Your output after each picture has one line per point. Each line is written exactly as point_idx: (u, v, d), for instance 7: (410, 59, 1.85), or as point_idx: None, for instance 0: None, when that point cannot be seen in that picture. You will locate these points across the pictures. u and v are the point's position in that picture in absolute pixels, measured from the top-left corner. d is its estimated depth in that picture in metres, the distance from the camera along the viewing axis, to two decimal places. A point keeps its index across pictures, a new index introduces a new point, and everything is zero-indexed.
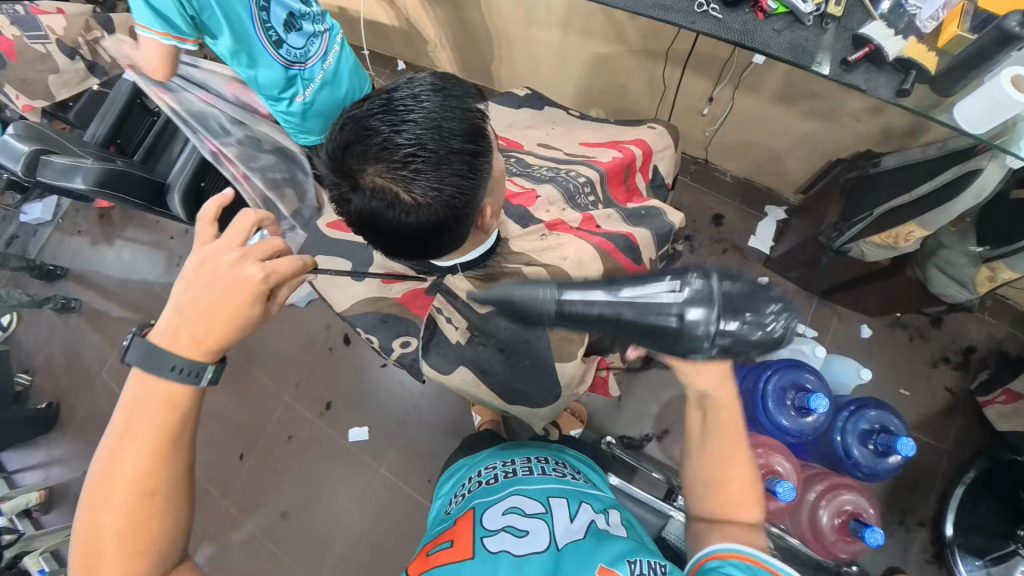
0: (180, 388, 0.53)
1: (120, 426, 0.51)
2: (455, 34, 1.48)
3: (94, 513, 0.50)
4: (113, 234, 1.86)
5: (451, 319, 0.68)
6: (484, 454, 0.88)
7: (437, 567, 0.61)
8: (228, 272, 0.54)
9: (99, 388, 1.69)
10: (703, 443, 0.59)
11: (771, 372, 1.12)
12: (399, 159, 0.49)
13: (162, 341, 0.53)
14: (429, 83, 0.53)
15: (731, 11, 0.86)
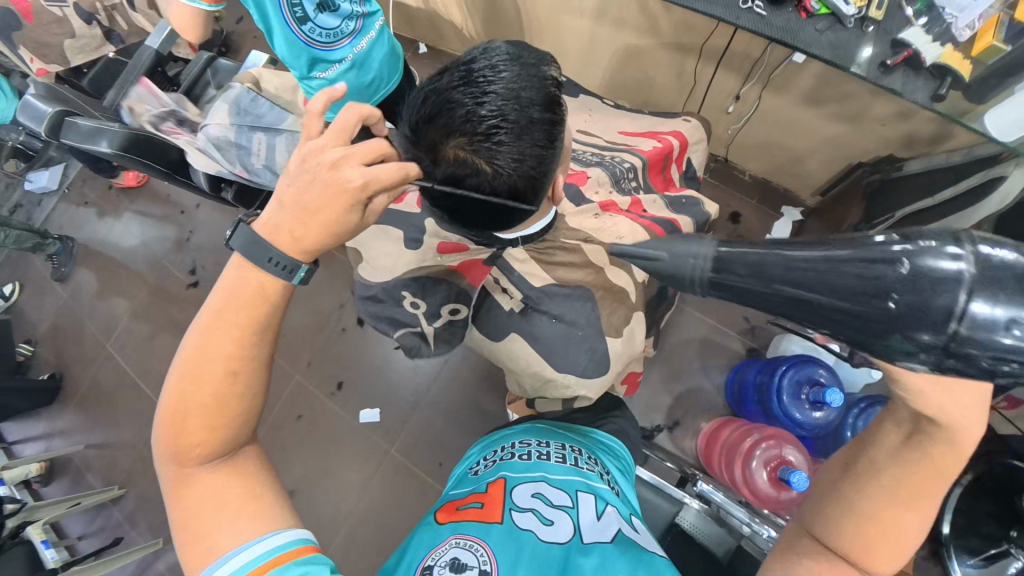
0: (274, 282, 0.51)
1: (216, 308, 0.50)
2: (485, 19, 1.48)
3: (179, 382, 0.49)
4: (120, 206, 1.83)
5: (507, 289, 0.70)
6: (519, 428, 0.87)
7: (463, 521, 0.64)
8: (326, 172, 0.47)
9: (103, 360, 1.66)
10: (874, 470, 0.47)
11: (786, 368, 1.13)
12: (481, 131, 0.49)
13: (267, 233, 0.50)
14: (504, 51, 0.52)
15: (774, 9, 0.87)
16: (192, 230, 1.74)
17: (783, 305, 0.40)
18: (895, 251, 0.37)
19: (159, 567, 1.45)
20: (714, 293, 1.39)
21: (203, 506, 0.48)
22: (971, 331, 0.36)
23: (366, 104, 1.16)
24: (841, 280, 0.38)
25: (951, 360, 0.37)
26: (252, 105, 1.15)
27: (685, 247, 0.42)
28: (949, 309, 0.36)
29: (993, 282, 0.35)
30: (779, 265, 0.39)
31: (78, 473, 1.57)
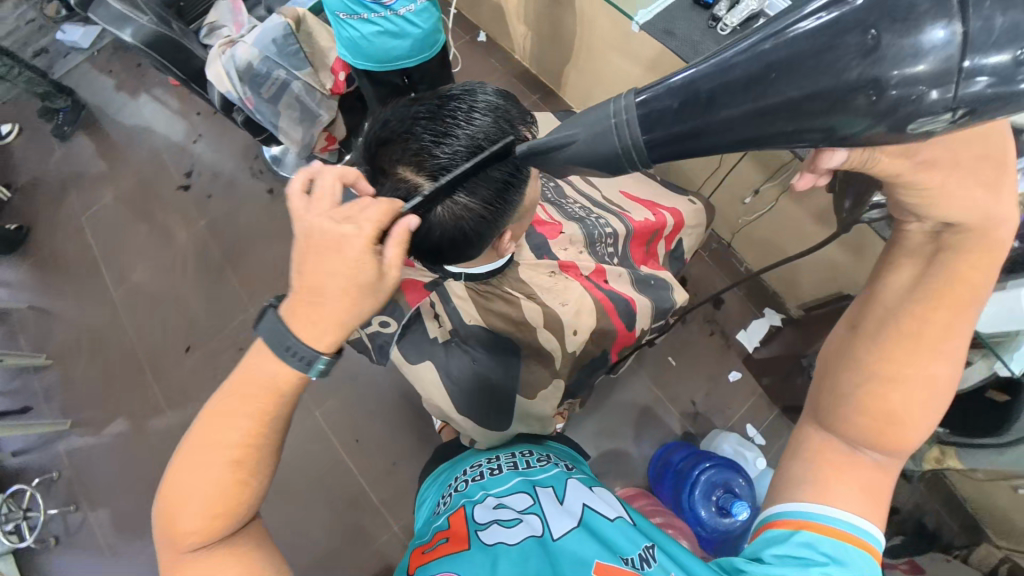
0: (286, 377, 0.47)
1: (229, 393, 0.47)
2: (547, 28, 1.45)
3: (184, 474, 0.46)
4: (140, 86, 1.80)
5: (438, 316, 0.70)
6: (473, 453, 0.91)
7: (433, 561, 0.61)
8: (325, 242, 0.45)
9: (73, 229, 1.65)
10: (893, 311, 0.45)
11: (710, 465, 1.15)
12: (430, 169, 0.53)
13: (288, 321, 0.46)
14: (487, 100, 0.56)
15: None
16: (201, 134, 1.72)
17: (754, 124, 0.37)
18: (844, 4, 0.34)
19: (58, 447, 1.44)
20: (671, 367, 1.39)
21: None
22: (970, 68, 0.32)
23: (382, 66, 1.15)
24: (794, 63, 0.34)
25: (966, 91, 0.32)
26: (284, 42, 1.16)
27: (591, 116, 0.43)
28: (933, 49, 0.32)
29: (968, 9, 0.32)
30: (723, 93, 0.37)
31: (12, 329, 1.56)
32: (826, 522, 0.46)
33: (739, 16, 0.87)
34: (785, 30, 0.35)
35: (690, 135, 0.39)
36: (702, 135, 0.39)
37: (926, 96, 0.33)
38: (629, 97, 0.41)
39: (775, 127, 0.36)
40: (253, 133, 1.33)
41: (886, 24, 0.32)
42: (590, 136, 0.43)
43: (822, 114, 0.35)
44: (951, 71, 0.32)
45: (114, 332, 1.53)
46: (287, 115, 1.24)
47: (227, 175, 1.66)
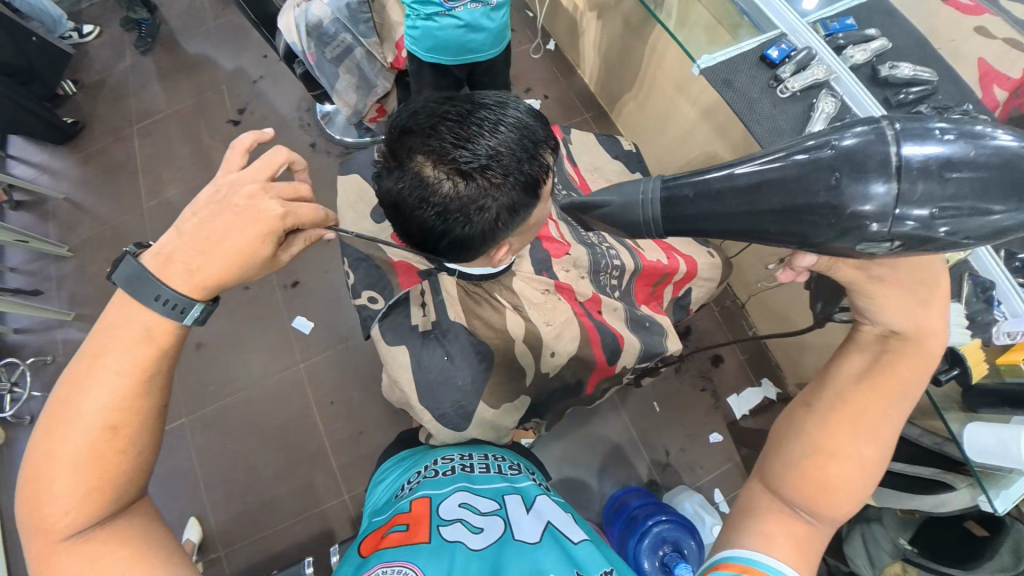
0: (161, 325, 0.46)
1: (88, 352, 0.44)
2: (615, 53, 1.46)
3: (42, 455, 0.42)
4: (217, 18, 1.87)
5: (425, 306, 0.69)
6: (448, 448, 0.91)
7: (387, 547, 0.61)
8: (242, 204, 0.48)
9: (123, 136, 1.72)
10: (839, 397, 0.48)
11: (666, 518, 1.13)
12: (451, 169, 0.53)
13: (157, 267, 0.46)
14: (516, 116, 0.56)
15: None
16: (262, 75, 1.77)
17: (745, 220, 0.46)
18: (827, 147, 0.43)
19: (56, 335, 1.50)
20: (654, 412, 1.37)
21: (74, 575, 0.41)
22: (905, 213, 0.41)
23: (457, 60, 1.17)
24: (778, 180, 0.44)
25: (904, 229, 0.41)
26: (359, 8, 1.18)
27: (631, 189, 0.52)
28: (880, 190, 0.41)
29: (913, 166, 0.41)
30: (719, 192, 0.47)
31: (44, 215, 1.63)
32: (765, 569, 0.44)
33: (801, 83, 0.87)
34: (780, 155, 0.45)
35: (692, 219, 0.49)
36: (697, 220, 0.49)
37: (878, 224, 0.41)
38: (657, 181, 0.51)
39: (764, 224, 0.45)
40: (308, 87, 1.36)
41: (861, 169, 0.42)
42: (626, 202, 0.53)
43: (804, 222, 0.44)
44: (892, 210, 0.41)
45: (134, 240, 1.59)
46: (346, 78, 1.29)
47: (274, 120, 1.71)
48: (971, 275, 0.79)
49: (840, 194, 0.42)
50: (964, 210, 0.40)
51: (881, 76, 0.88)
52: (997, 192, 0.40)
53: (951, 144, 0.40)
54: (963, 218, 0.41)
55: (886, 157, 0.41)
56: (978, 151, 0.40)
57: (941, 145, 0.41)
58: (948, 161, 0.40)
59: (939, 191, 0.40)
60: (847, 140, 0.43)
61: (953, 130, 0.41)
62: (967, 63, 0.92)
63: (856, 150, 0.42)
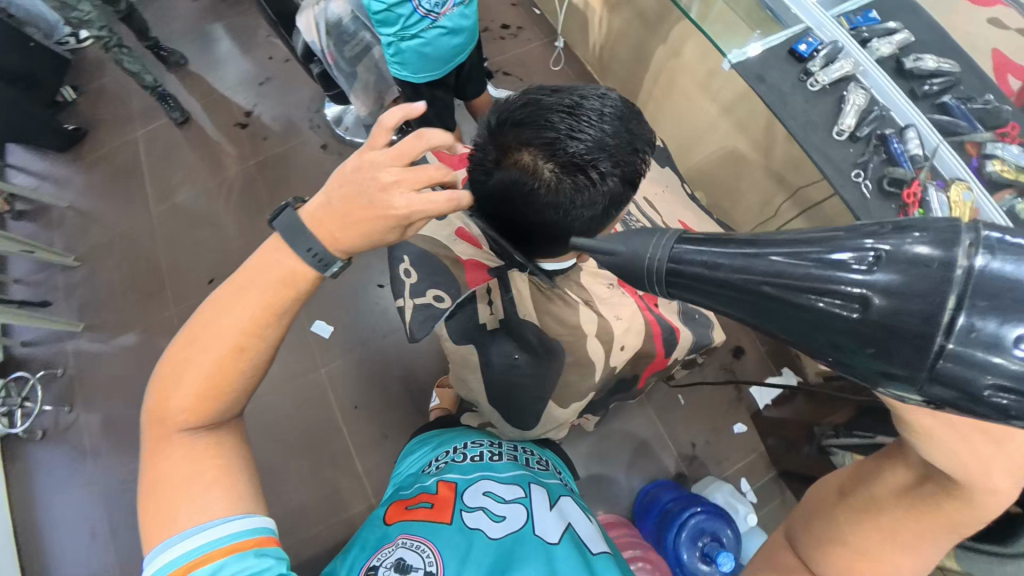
0: (305, 270, 0.50)
1: (241, 272, 0.50)
2: (630, 50, 1.47)
3: (185, 350, 0.49)
4: (219, 20, 1.83)
5: (492, 302, 0.68)
6: (470, 431, 0.91)
7: (412, 521, 0.65)
8: (376, 191, 0.49)
9: (128, 142, 1.68)
10: (878, 504, 0.41)
11: (700, 510, 1.13)
12: (562, 164, 0.51)
13: (310, 223, 0.51)
14: (616, 104, 0.54)
15: (879, 197, 0.86)
16: (269, 78, 1.74)
17: (761, 311, 0.33)
18: (884, 250, 0.31)
19: (66, 347, 1.46)
20: (678, 404, 1.38)
21: (171, 468, 0.47)
22: (954, 358, 0.29)
23: (445, 68, 1.16)
24: (807, 274, 0.32)
25: (968, 370, 0.29)
26: None
27: (639, 237, 0.37)
28: (933, 319, 0.29)
29: (993, 297, 0.28)
30: (733, 273, 0.33)
31: (48, 224, 1.58)
32: None
33: (831, 76, 0.89)
34: (821, 247, 0.32)
35: (694, 292, 0.35)
36: (703, 295, 0.35)
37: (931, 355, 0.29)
38: (673, 235, 0.36)
39: (768, 321, 0.34)
40: (325, 88, 1.36)
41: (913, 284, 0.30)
42: (634, 251, 0.36)
43: (837, 334, 0.32)
44: (958, 345, 0.29)
45: (144, 248, 1.56)
46: (365, 77, 1.27)
47: (285, 121, 1.69)
48: None
49: (890, 315, 0.30)
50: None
51: (906, 68, 0.90)
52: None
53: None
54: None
55: (955, 273, 0.29)
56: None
57: None
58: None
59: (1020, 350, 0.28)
60: (898, 247, 0.31)
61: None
62: (980, 54, 0.94)
63: (912, 265, 0.30)
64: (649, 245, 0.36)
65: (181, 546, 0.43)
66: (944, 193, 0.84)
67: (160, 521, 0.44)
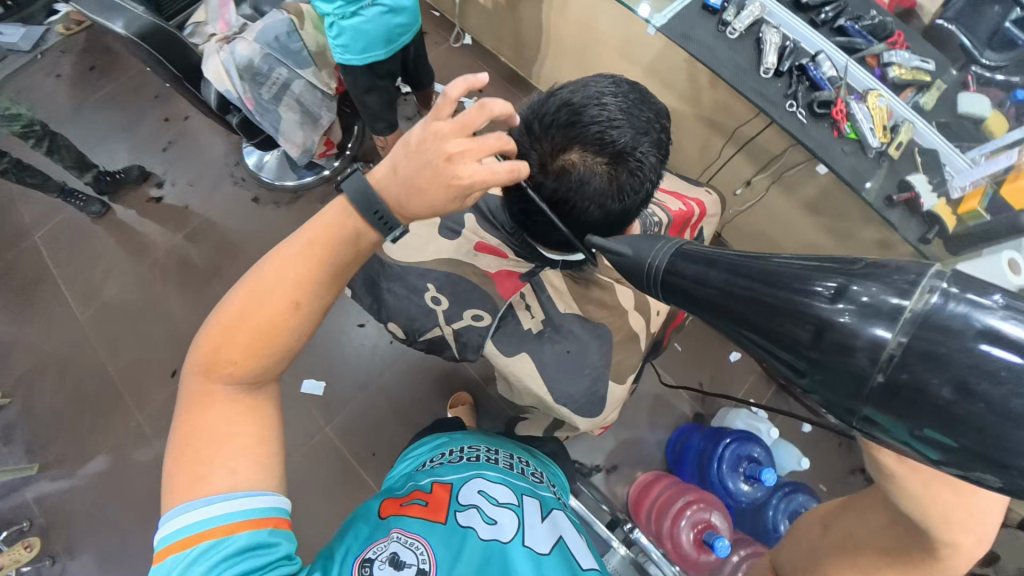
0: (355, 230, 0.53)
1: (299, 237, 0.52)
2: (542, 32, 1.50)
3: (239, 305, 0.51)
4: (88, 92, 1.63)
5: (529, 307, 0.71)
6: (472, 436, 0.98)
7: (406, 516, 0.70)
8: (440, 164, 0.49)
9: (26, 251, 1.48)
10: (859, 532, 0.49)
11: (730, 440, 1.21)
12: (610, 157, 0.51)
13: (379, 186, 0.52)
14: (636, 90, 0.54)
15: (814, 119, 0.95)
16: (171, 142, 1.59)
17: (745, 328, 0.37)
18: (847, 288, 0.34)
19: (25, 496, 1.28)
20: (677, 352, 1.46)
21: (216, 421, 0.49)
22: (904, 375, 0.31)
23: (388, 50, 1.13)
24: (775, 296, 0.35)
25: (905, 396, 0.32)
26: (288, 38, 1.13)
27: (647, 243, 0.42)
28: (875, 352, 0.32)
29: (934, 343, 0.31)
30: (723, 285, 0.37)
31: None
32: None
33: (745, 22, 0.97)
34: (809, 277, 0.35)
35: (688, 293, 0.39)
36: (696, 300, 0.39)
37: (879, 375, 0.32)
38: (673, 245, 0.41)
39: (739, 330, 0.37)
40: (247, 137, 1.27)
41: (873, 315, 0.32)
42: (639, 251, 0.42)
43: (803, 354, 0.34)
44: (902, 366, 0.31)
45: (83, 360, 1.38)
46: (289, 116, 1.20)
47: (204, 183, 1.55)
48: (920, 151, 0.96)
49: (850, 342, 0.32)
50: (970, 434, 0.30)
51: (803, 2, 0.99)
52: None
53: (1021, 339, 0.30)
54: (965, 437, 0.31)
55: (904, 316, 0.32)
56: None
57: (1002, 323, 0.30)
58: (990, 361, 0.30)
59: (951, 393, 0.30)
60: (872, 291, 0.33)
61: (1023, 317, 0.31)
62: None
63: (881, 305, 0.32)
64: (656, 250, 0.41)
65: (209, 509, 0.45)
66: (863, 104, 0.95)
67: (197, 475, 0.46)
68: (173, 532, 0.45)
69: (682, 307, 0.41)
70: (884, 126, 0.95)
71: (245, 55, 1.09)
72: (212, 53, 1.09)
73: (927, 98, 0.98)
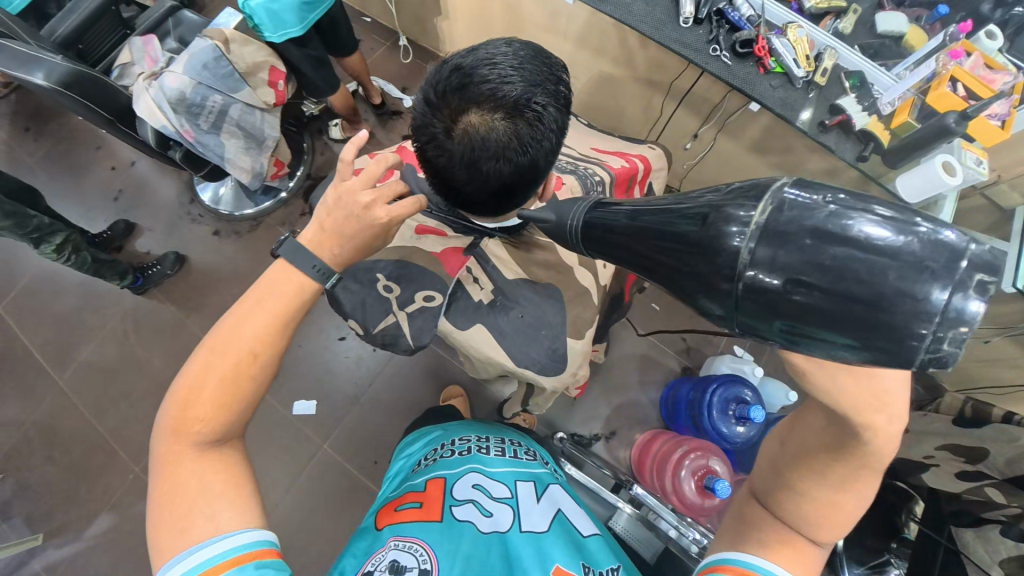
0: (300, 282, 0.58)
1: (257, 294, 0.57)
2: (471, 21, 1.50)
3: (201, 365, 0.53)
4: (30, 154, 1.61)
5: (478, 280, 0.74)
6: (462, 426, 0.99)
7: (403, 522, 0.71)
8: (361, 213, 0.60)
9: None
10: None
11: (715, 385, 1.23)
12: (507, 111, 0.51)
13: (311, 245, 0.60)
14: (527, 47, 0.55)
15: (738, 61, 0.97)
16: (121, 190, 1.57)
17: (638, 262, 0.36)
18: (712, 207, 0.32)
19: (34, 566, 1.27)
20: (656, 312, 1.48)
21: (190, 479, 0.48)
22: (769, 276, 0.28)
23: (302, 26, 1.16)
24: (653, 228, 0.35)
25: (779, 300, 0.28)
26: (216, 64, 1.11)
27: (569, 205, 0.46)
28: (731, 258, 0.29)
29: (779, 245, 0.28)
30: (624, 232, 0.38)
31: None
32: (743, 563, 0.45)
33: None
34: (679, 204, 0.34)
35: (598, 243, 0.41)
36: (605, 249, 0.40)
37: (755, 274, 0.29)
38: (588, 206, 0.44)
39: (637, 265, 0.37)
40: (193, 170, 1.27)
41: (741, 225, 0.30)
42: (560, 216, 0.46)
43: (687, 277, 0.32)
44: (770, 267, 0.28)
45: (70, 423, 1.37)
46: (233, 142, 1.22)
47: (162, 226, 1.54)
48: (848, 75, 0.98)
49: (712, 256, 0.30)
50: (843, 329, 0.27)
51: None
52: (885, 312, 0.26)
53: (869, 234, 0.27)
54: (838, 329, 0.27)
55: (751, 223, 0.29)
56: (889, 234, 0.27)
57: (867, 223, 0.27)
58: (829, 254, 0.27)
59: (795, 287, 0.28)
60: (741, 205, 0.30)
61: (862, 210, 0.28)
62: None
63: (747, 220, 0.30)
64: (572, 211, 0.45)
65: (203, 551, 0.45)
66: (784, 38, 0.97)
67: (182, 525, 0.46)
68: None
69: (605, 260, 0.41)
70: (808, 55, 0.96)
71: (174, 88, 1.08)
72: (145, 90, 1.09)
73: (846, 22, 1.00)
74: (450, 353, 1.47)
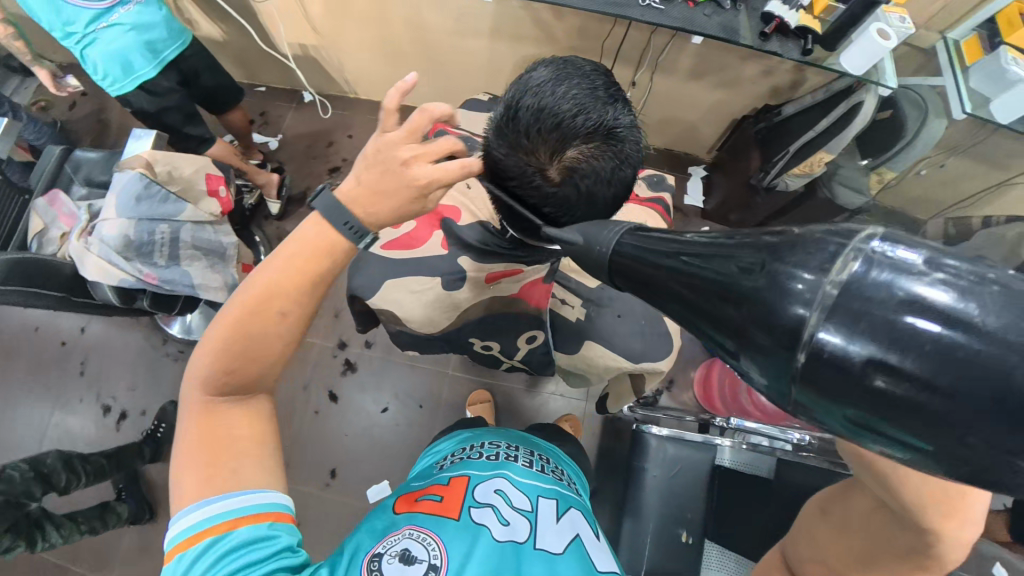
0: (343, 246, 0.49)
1: (290, 249, 0.48)
2: (375, 52, 1.45)
3: (231, 319, 0.47)
4: None
5: (567, 301, 0.81)
6: (497, 432, 0.90)
7: (419, 513, 0.64)
8: (399, 167, 0.49)
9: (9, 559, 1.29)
10: None
11: None
12: (602, 136, 0.53)
13: (343, 195, 0.49)
14: (586, 69, 0.57)
15: (667, 3, 0.99)
16: (84, 360, 1.41)
17: (679, 309, 0.30)
18: (772, 265, 0.26)
19: None
20: None
21: (220, 434, 0.47)
22: (835, 350, 0.23)
23: (156, 66, 1.13)
24: (704, 278, 0.28)
25: (840, 385, 0.23)
26: (148, 192, 1.02)
27: (601, 228, 0.37)
28: (794, 328, 0.24)
29: (854, 320, 0.23)
30: (662, 282, 0.31)
31: None
32: None
33: None
34: (729, 258, 0.28)
35: (636, 276, 0.33)
36: (643, 282, 0.33)
37: (823, 349, 0.23)
38: (628, 231, 0.36)
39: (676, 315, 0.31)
40: (165, 310, 1.16)
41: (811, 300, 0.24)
42: (590, 236, 0.37)
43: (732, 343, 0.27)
44: (837, 342, 0.23)
45: None
46: (196, 265, 1.10)
47: (145, 379, 1.40)
48: None
49: (767, 325, 0.25)
50: (918, 428, 0.23)
51: None
52: (1006, 425, 0.21)
53: (953, 310, 0.22)
54: (922, 433, 0.23)
55: (823, 288, 0.24)
56: (1015, 323, 0.21)
57: (948, 297, 0.22)
58: (912, 332, 0.22)
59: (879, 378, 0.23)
60: (812, 273, 0.24)
61: (954, 279, 0.22)
62: None
63: (820, 292, 0.24)
64: (608, 233, 0.36)
65: (218, 508, 0.44)
66: None
67: (212, 479, 0.45)
68: (187, 530, 0.44)
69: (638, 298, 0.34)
70: None
71: (116, 235, 0.98)
72: (84, 254, 0.98)
73: None
74: (493, 376, 1.45)
